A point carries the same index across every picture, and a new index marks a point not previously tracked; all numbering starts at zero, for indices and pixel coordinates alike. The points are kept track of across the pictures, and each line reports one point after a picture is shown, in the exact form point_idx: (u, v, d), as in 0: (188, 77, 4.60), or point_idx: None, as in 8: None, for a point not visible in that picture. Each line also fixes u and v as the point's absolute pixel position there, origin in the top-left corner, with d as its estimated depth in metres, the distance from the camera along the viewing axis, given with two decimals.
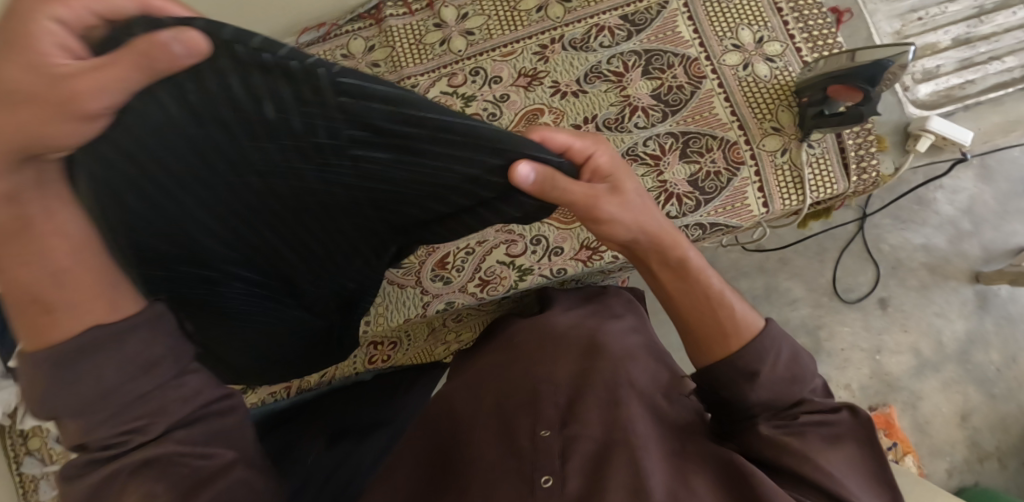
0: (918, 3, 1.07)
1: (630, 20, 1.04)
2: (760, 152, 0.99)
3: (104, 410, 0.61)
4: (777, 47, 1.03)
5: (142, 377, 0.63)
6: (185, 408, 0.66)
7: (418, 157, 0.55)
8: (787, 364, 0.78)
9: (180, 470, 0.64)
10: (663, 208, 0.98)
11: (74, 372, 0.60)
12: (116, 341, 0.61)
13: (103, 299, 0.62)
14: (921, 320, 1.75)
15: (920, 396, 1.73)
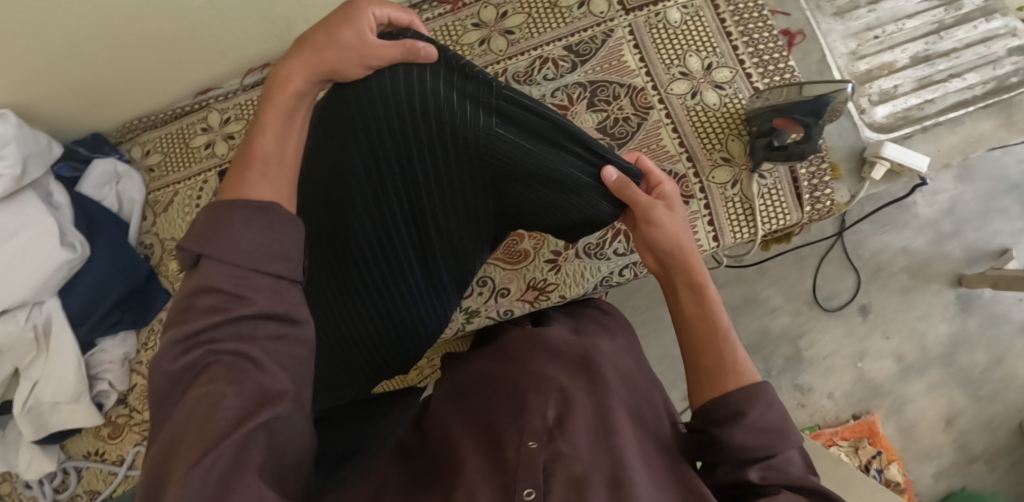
0: (874, 20, 1.03)
1: (574, 51, 1.02)
2: (709, 184, 0.97)
3: (260, 286, 0.55)
4: (726, 73, 1.00)
5: (271, 264, 0.56)
6: (244, 321, 0.53)
7: (534, 143, 0.70)
8: (774, 419, 0.62)
9: (232, 367, 0.52)
10: (610, 245, 0.97)
11: (244, 225, 0.56)
12: (255, 215, 0.57)
13: (266, 181, 0.61)
14: (904, 324, 1.66)
15: (902, 400, 1.64)
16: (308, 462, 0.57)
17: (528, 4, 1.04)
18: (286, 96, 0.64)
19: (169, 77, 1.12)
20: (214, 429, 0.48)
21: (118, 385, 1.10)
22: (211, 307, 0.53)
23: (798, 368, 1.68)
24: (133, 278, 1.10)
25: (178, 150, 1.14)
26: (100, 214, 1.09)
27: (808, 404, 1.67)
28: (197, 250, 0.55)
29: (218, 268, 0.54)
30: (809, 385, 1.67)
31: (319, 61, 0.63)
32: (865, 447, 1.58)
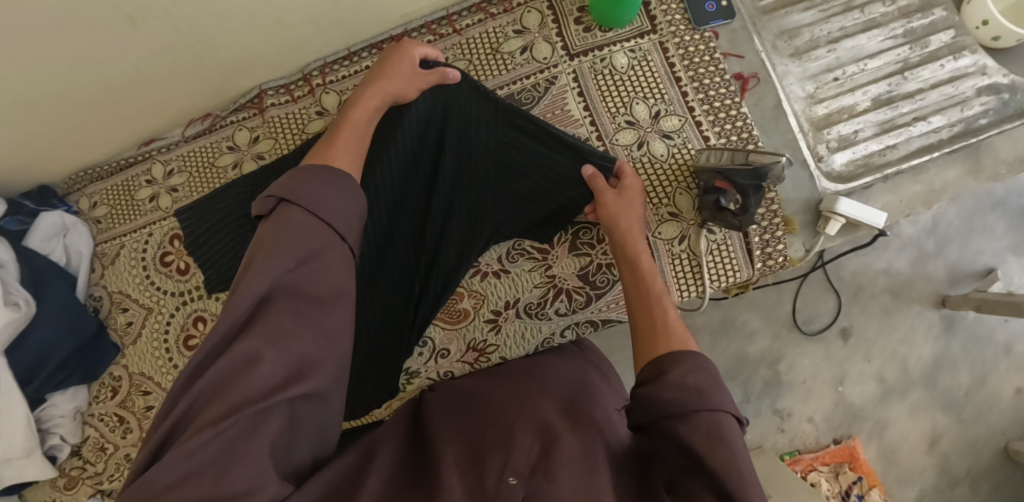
0: (834, 61, 0.99)
1: (516, 99, 0.98)
2: (654, 240, 0.93)
3: (311, 244, 0.61)
4: (675, 121, 0.95)
5: (328, 235, 0.63)
6: (303, 272, 0.59)
7: (539, 147, 0.87)
8: (697, 383, 0.57)
9: (295, 311, 0.57)
10: (551, 304, 0.94)
11: (323, 184, 0.65)
12: (331, 184, 0.65)
13: (342, 151, 0.73)
14: (882, 344, 1.33)
15: (886, 426, 1.32)
16: (308, 461, 0.58)
17: (469, 50, 1.00)
18: (364, 87, 0.81)
19: (109, 138, 1.06)
20: (245, 390, 0.52)
21: (71, 438, 1.08)
22: (269, 248, 0.59)
23: (777, 393, 1.34)
24: (82, 334, 1.06)
25: (123, 202, 1.10)
26: (47, 268, 1.05)
27: (787, 429, 1.33)
28: (280, 195, 0.63)
29: (299, 216, 0.61)
30: (788, 411, 1.33)
31: (388, 67, 0.81)
32: (846, 475, 1.28)
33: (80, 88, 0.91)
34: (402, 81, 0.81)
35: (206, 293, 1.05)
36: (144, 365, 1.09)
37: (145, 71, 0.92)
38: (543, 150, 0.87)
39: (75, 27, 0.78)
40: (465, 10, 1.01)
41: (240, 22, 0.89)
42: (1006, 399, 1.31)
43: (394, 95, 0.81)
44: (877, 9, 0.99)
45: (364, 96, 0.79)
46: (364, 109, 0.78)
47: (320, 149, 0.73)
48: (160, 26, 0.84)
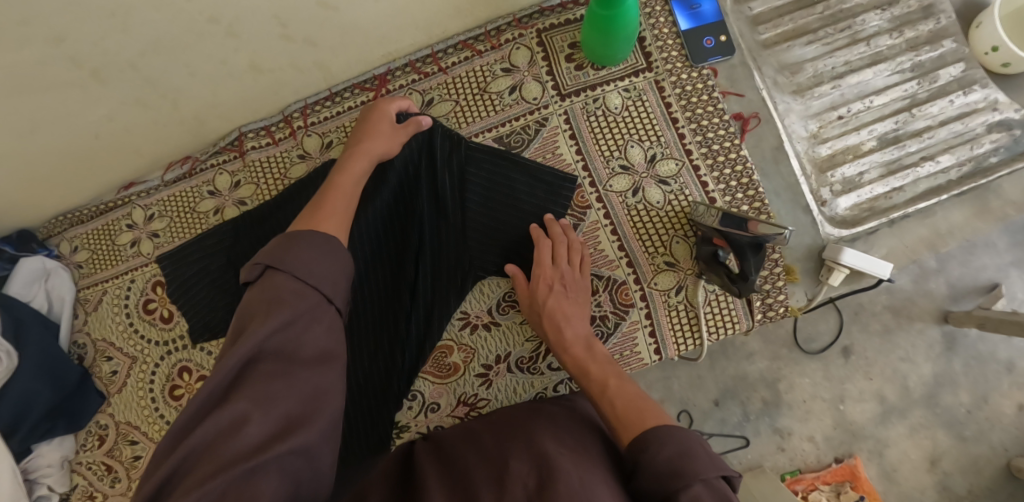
0: (838, 98, 0.94)
1: (505, 142, 0.94)
2: (650, 291, 0.90)
3: (300, 294, 0.60)
4: (672, 166, 0.91)
5: (320, 282, 0.62)
6: (303, 329, 0.59)
7: (515, 179, 0.90)
8: (671, 460, 0.58)
9: (287, 366, 0.57)
10: (544, 358, 0.91)
11: (311, 249, 0.63)
12: (320, 248, 0.64)
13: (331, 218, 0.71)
14: (880, 363, 1.13)
15: (888, 445, 1.12)
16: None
17: (455, 89, 0.96)
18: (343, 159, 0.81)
19: (85, 183, 1.00)
20: (236, 449, 0.50)
21: (60, 488, 1.00)
22: (261, 313, 0.58)
23: (774, 412, 1.14)
24: (63, 383, 0.98)
25: (105, 247, 1.05)
26: (27, 315, 0.98)
27: (785, 448, 1.13)
28: (267, 262, 0.62)
29: (286, 281, 0.60)
30: (786, 430, 1.13)
31: (371, 128, 0.83)
32: (848, 493, 1.08)
33: (51, 143, 0.88)
34: (385, 140, 0.82)
35: (191, 343, 1.01)
36: (130, 413, 1.02)
37: (117, 122, 0.89)
38: (520, 192, 0.90)
39: (37, 85, 0.76)
40: (451, 48, 0.97)
41: (212, 71, 0.86)
42: (1010, 417, 1.11)
43: (379, 155, 0.81)
44: (884, 41, 0.94)
45: (348, 160, 0.80)
46: (345, 173, 0.78)
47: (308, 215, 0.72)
48: (128, 79, 0.81)
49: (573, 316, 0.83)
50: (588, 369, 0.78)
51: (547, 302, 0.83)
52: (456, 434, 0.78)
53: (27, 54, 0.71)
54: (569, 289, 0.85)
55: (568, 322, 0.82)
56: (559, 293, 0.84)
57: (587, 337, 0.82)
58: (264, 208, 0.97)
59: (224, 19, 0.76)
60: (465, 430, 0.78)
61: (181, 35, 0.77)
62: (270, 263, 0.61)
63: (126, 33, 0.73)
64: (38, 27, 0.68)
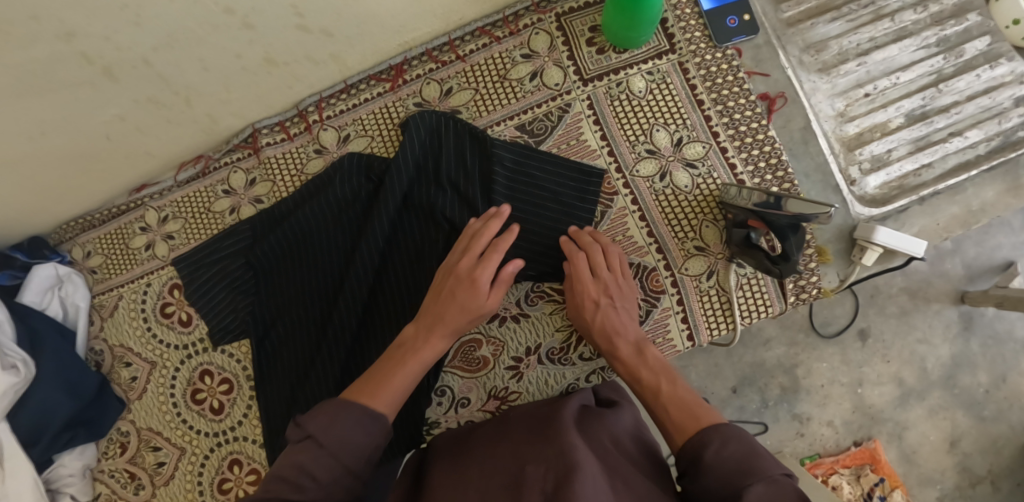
0: (864, 76, 0.93)
1: (528, 130, 0.92)
2: (681, 277, 0.88)
3: (345, 424, 0.62)
4: (699, 149, 0.90)
5: (364, 427, 0.64)
6: (341, 436, 0.61)
7: (535, 169, 0.89)
8: (736, 455, 0.59)
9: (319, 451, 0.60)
10: (575, 349, 0.90)
11: (353, 428, 0.63)
12: (365, 428, 0.64)
13: (392, 395, 0.71)
14: (897, 347, 1.11)
15: (907, 428, 1.11)
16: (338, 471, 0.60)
17: (474, 77, 0.94)
18: (422, 322, 0.80)
19: (96, 185, 0.98)
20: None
21: (82, 497, 0.98)
22: (285, 484, 0.57)
23: (792, 398, 1.12)
24: (82, 392, 0.96)
25: (119, 251, 1.02)
26: (43, 323, 0.95)
27: (804, 433, 1.11)
28: (310, 431, 0.61)
29: (319, 461, 0.59)
30: (805, 416, 1.12)
31: (459, 295, 0.80)
32: (868, 476, 1.07)
33: (62, 145, 0.85)
34: (464, 312, 0.80)
35: (212, 346, 0.98)
36: (152, 419, 1.00)
37: (129, 121, 0.86)
38: (547, 188, 0.89)
39: (49, 85, 0.74)
40: (468, 35, 0.95)
41: (227, 66, 0.83)
42: None
43: (458, 328, 0.80)
44: (909, 16, 0.93)
45: (427, 332, 0.79)
46: (428, 340, 0.78)
47: (371, 380, 0.72)
48: (141, 77, 0.79)
49: (630, 323, 0.82)
50: (640, 377, 0.77)
51: (594, 318, 0.82)
52: (470, 432, 0.80)
53: (37, 51, 0.68)
54: (626, 298, 0.83)
55: (620, 331, 0.80)
56: (607, 306, 0.81)
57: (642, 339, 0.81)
58: (285, 206, 0.95)
59: (240, 9, 0.74)
60: (494, 421, 0.80)
61: (195, 28, 0.74)
62: (314, 435, 0.60)
63: (140, 27, 0.71)
64: (46, 21, 0.65)
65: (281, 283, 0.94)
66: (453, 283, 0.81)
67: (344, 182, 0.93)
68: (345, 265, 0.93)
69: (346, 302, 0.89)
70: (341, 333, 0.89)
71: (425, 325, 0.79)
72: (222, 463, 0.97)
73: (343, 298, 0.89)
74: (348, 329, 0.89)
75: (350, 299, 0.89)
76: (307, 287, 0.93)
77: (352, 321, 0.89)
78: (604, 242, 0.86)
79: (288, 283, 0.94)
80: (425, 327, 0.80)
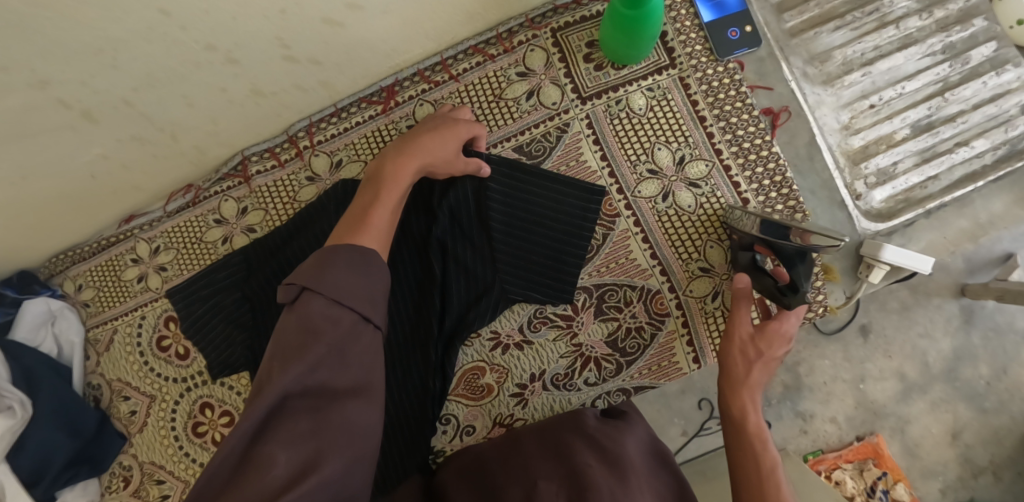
0: (868, 86, 0.91)
1: (526, 151, 0.90)
2: (686, 299, 0.87)
3: (338, 269, 0.59)
4: (702, 167, 0.88)
5: (358, 270, 0.61)
6: (333, 279, 0.58)
7: (530, 188, 0.87)
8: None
9: (324, 307, 0.57)
10: (580, 375, 0.88)
11: (344, 268, 0.60)
12: (356, 265, 0.61)
13: (375, 232, 0.71)
14: (898, 341, 1.01)
15: (909, 421, 1.01)
16: (354, 320, 0.58)
17: (469, 97, 0.92)
18: (388, 154, 0.78)
19: (83, 220, 0.95)
20: (271, 479, 0.48)
21: None
22: (296, 346, 0.54)
23: (795, 396, 1.03)
24: (81, 431, 0.94)
25: (110, 284, 1.00)
26: (39, 362, 0.93)
27: (808, 431, 1.02)
28: (302, 284, 0.58)
29: (321, 306, 0.57)
30: (808, 413, 1.02)
31: (435, 129, 0.80)
32: (870, 470, 0.99)
33: (49, 186, 0.83)
34: (439, 147, 0.78)
35: (211, 379, 0.97)
36: (155, 453, 0.98)
37: (114, 159, 0.84)
38: (545, 212, 0.87)
39: (27, 131, 0.71)
40: (461, 54, 0.92)
41: (212, 99, 0.81)
42: None
43: (431, 162, 0.78)
44: (914, 23, 0.91)
45: (399, 160, 0.77)
46: (399, 172, 0.76)
47: (351, 222, 0.72)
48: (121, 117, 0.76)
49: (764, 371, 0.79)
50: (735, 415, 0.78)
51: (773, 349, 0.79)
52: (476, 452, 0.78)
53: (12, 101, 0.66)
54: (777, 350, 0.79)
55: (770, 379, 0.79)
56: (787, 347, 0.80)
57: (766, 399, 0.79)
58: (277, 236, 0.93)
59: (221, 46, 0.71)
60: (508, 440, 0.78)
61: (176, 66, 0.72)
62: (307, 285, 0.57)
63: (117, 69, 0.68)
64: (19, 72, 0.62)
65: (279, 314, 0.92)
66: (429, 128, 0.81)
67: (336, 210, 0.91)
68: None
69: None
70: None
71: (392, 156, 0.77)
72: None
73: None
74: None
75: None
76: None
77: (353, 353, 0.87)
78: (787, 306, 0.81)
79: None
80: (396, 158, 0.77)
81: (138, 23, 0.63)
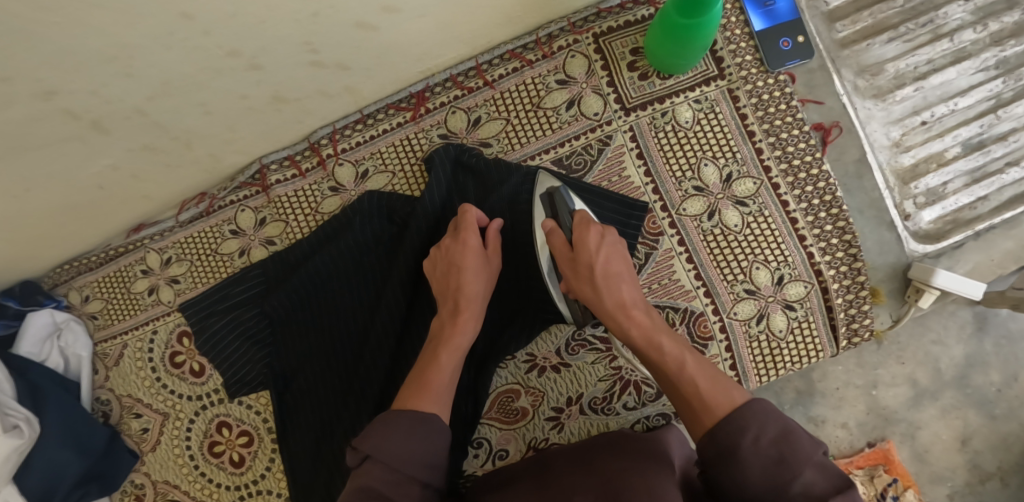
0: (920, 102, 0.87)
1: (565, 165, 0.86)
2: (730, 322, 0.84)
3: (398, 434, 0.58)
4: (749, 185, 0.84)
5: (418, 435, 0.59)
6: (395, 444, 0.57)
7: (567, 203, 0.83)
8: (774, 445, 0.51)
9: (385, 479, 0.56)
10: (618, 399, 0.85)
11: (409, 436, 0.58)
12: (420, 429, 0.59)
13: (439, 384, 0.67)
14: (911, 347, 0.94)
15: (920, 427, 0.93)
16: (416, 487, 0.57)
17: (506, 106, 0.87)
18: (445, 310, 0.76)
19: (90, 230, 0.89)
20: None
21: None
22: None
23: (807, 401, 0.94)
24: (91, 449, 0.88)
25: (119, 296, 0.95)
26: (43, 377, 0.87)
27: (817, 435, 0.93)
28: (366, 451, 0.57)
29: (385, 476, 0.56)
30: (819, 418, 0.94)
31: (455, 268, 0.76)
32: (881, 477, 0.91)
33: (54, 197, 0.77)
34: (479, 280, 0.76)
35: (228, 397, 0.92)
36: (168, 472, 0.94)
37: (123, 170, 0.78)
38: None
39: (32, 143, 0.65)
40: (497, 58, 0.87)
41: (231, 107, 0.75)
42: None
43: (478, 296, 0.76)
44: (968, 37, 0.87)
45: (455, 315, 0.74)
46: (455, 329, 0.73)
47: (416, 381, 0.67)
48: (134, 126, 0.70)
49: (612, 287, 0.71)
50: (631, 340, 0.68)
51: (596, 257, 0.72)
52: (503, 474, 0.75)
53: (15, 112, 0.60)
54: (606, 258, 0.72)
55: (624, 284, 0.72)
56: (612, 245, 0.73)
57: (643, 302, 0.72)
58: (300, 250, 0.89)
59: (246, 51, 0.66)
60: (537, 459, 0.75)
61: (195, 74, 0.66)
62: (370, 454, 0.56)
63: (132, 77, 0.62)
64: (22, 82, 0.56)
65: (301, 331, 0.88)
66: (450, 266, 0.77)
67: (364, 225, 0.87)
68: (369, 310, 0.87)
69: (372, 354, 0.84)
70: (369, 382, 0.84)
71: (448, 311, 0.75)
72: None
73: (371, 345, 0.84)
74: (376, 378, 0.84)
75: (377, 348, 0.84)
76: (330, 334, 0.87)
77: (377, 371, 0.84)
78: (579, 214, 0.76)
79: (309, 331, 0.87)
80: (449, 313, 0.75)
81: (158, 28, 0.57)
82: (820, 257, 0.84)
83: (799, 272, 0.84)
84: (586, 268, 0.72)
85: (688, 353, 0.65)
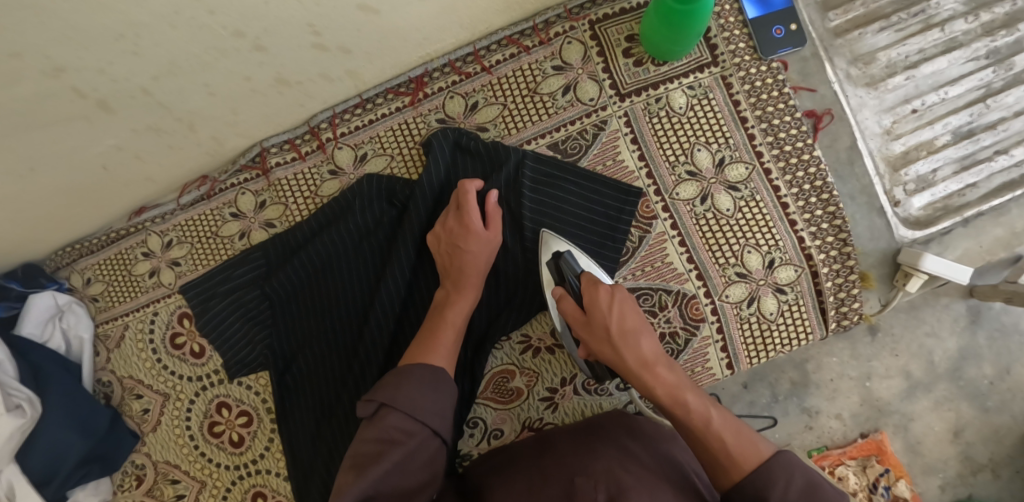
0: (912, 90, 0.89)
1: (561, 149, 0.88)
2: (722, 304, 0.85)
3: (410, 381, 0.65)
4: (742, 170, 0.85)
5: (429, 384, 0.66)
6: (408, 390, 0.64)
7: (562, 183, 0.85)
8: (802, 496, 0.57)
9: (397, 422, 0.62)
10: (611, 379, 0.87)
11: (419, 386, 0.65)
12: (431, 382, 0.66)
13: (444, 349, 0.72)
14: (905, 339, 0.95)
15: (913, 419, 0.95)
16: (428, 431, 0.64)
17: (503, 91, 0.89)
18: (448, 281, 0.80)
19: (92, 213, 0.90)
20: None
21: None
22: (375, 453, 0.60)
23: (802, 393, 0.95)
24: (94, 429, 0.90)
25: (120, 278, 0.96)
26: (45, 358, 0.88)
27: (813, 426, 0.95)
28: (381, 399, 0.63)
29: (397, 420, 0.62)
30: (814, 409, 0.95)
31: (456, 244, 0.80)
32: (873, 467, 0.93)
33: (59, 178, 0.78)
34: (479, 256, 0.80)
35: (228, 378, 0.94)
36: (169, 453, 0.95)
37: (127, 151, 0.79)
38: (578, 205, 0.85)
39: (38, 122, 0.67)
40: (495, 44, 0.88)
41: (234, 89, 0.76)
42: None
43: (480, 270, 0.80)
44: (959, 27, 0.88)
45: (456, 287, 0.79)
46: (459, 298, 0.78)
47: (423, 341, 0.73)
48: (138, 106, 0.72)
49: (632, 350, 0.71)
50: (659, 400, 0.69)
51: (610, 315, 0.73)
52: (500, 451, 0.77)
53: (23, 88, 0.61)
54: (621, 319, 0.73)
55: (644, 340, 0.72)
56: (624, 300, 0.74)
57: (665, 355, 0.72)
58: (300, 232, 0.90)
59: (250, 33, 0.67)
60: (536, 437, 0.76)
61: (200, 54, 0.67)
62: (386, 401, 0.63)
63: (138, 56, 0.64)
64: (32, 58, 0.58)
65: (302, 311, 0.90)
66: (451, 243, 0.80)
67: (365, 207, 0.88)
68: (369, 292, 0.88)
69: (373, 334, 0.86)
70: (370, 360, 0.86)
71: (452, 281, 0.79)
72: (245, 496, 0.93)
73: (372, 325, 0.85)
74: (377, 357, 0.86)
75: (378, 329, 0.85)
76: (330, 315, 0.88)
77: (379, 350, 0.86)
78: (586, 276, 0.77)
79: (309, 311, 0.89)
80: (451, 286, 0.79)
81: (164, 8, 0.58)
82: (811, 242, 0.85)
83: (791, 256, 0.85)
84: (602, 331, 0.72)
85: (714, 409, 0.66)
